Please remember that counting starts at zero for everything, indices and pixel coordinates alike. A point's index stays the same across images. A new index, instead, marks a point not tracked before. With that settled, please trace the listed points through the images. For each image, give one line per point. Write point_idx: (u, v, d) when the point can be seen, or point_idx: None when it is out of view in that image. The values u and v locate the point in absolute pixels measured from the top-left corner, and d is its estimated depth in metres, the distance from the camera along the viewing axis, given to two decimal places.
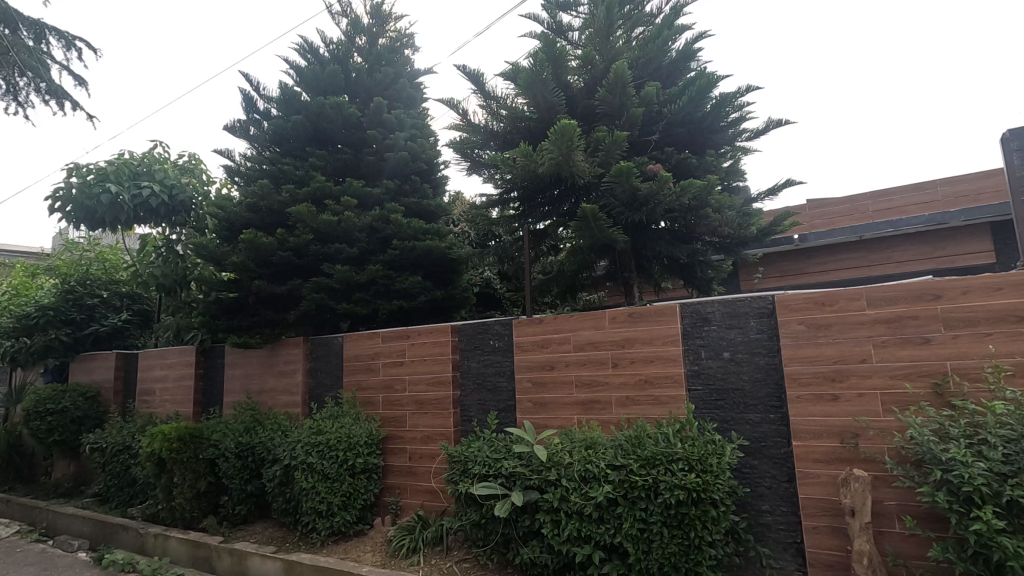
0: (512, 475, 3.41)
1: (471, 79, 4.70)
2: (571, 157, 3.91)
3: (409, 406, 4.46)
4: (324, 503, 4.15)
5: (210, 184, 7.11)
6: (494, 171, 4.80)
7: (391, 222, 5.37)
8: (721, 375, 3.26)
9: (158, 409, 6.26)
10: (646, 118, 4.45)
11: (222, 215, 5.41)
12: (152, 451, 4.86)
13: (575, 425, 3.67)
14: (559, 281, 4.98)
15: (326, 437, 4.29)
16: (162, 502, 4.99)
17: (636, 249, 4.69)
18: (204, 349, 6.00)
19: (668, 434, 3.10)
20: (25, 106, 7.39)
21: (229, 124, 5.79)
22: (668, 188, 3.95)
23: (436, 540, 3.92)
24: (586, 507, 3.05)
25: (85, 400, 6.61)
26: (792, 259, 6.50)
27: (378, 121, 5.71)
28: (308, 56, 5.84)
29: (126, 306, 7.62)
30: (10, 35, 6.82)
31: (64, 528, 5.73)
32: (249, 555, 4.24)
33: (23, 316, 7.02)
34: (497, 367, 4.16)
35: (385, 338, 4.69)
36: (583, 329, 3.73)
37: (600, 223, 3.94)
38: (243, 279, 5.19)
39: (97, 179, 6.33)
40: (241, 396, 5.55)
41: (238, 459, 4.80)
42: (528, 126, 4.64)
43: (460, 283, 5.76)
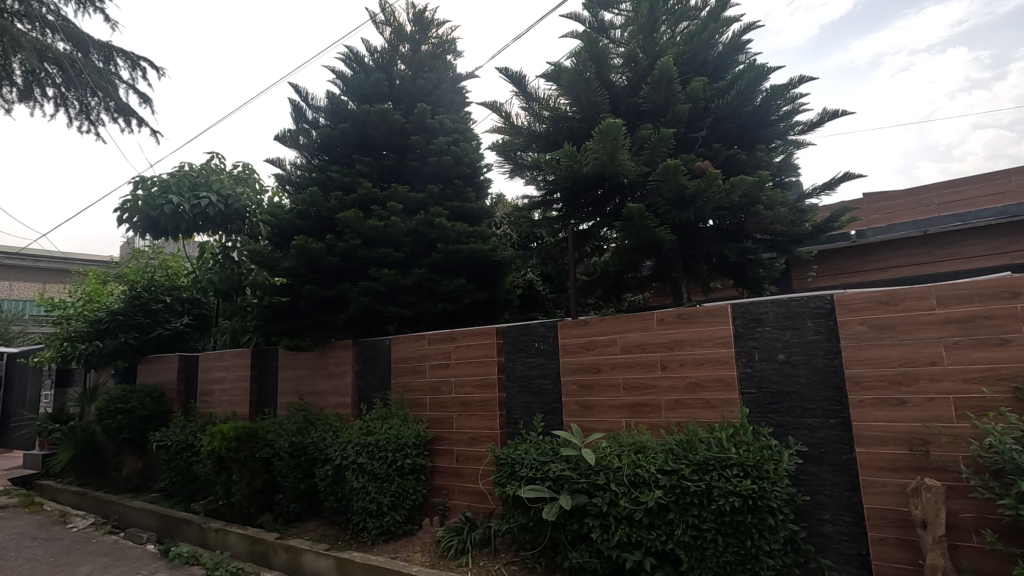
0: (559, 478, 3.39)
1: (513, 80, 4.72)
2: (616, 157, 3.86)
3: (455, 407, 4.49)
4: (374, 502, 4.25)
5: (263, 192, 7.39)
6: (536, 173, 4.78)
7: (435, 226, 5.43)
8: (775, 378, 3.14)
9: (217, 409, 6.53)
10: (692, 113, 4.34)
11: (274, 222, 5.61)
12: (212, 449, 5.08)
13: (623, 428, 3.62)
14: (603, 282, 4.93)
15: (376, 438, 4.38)
16: (222, 498, 5.21)
17: (683, 248, 4.58)
18: (259, 351, 6.24)
19: (721, 438, 3.01)
20: (96, 124, 7.88)
21: (280, 134, 5.99)
22: (717, 185, 3.84)
23: (483, 542, 3.94)
24: (636, 512, 3.00)
25: (151, 399, 6.97)
26: (848, 256, 6.20)
27: (422, 127, 5.84)
28: (353, 65, 5.98)
29: (187, 311, 8.01)
30: (82, 58, 7.32)
31: (133, 521, 6.06)
32: (304, 552, 4.37)
33: (95, 320, 7.48)
34: (542, 369, 4.14)
35: (431, 340, 4.75)
36: (630, 331, 3.67)
37: (647, 223, 3.86)
38: (296, 284, 5.36)
39: (160, 190, 6.69)
40: (294, 397, 5.73)
41: (293, 458, 4.96)
42: (570, 126, 4.61)
43: (504, 285, 5.77)
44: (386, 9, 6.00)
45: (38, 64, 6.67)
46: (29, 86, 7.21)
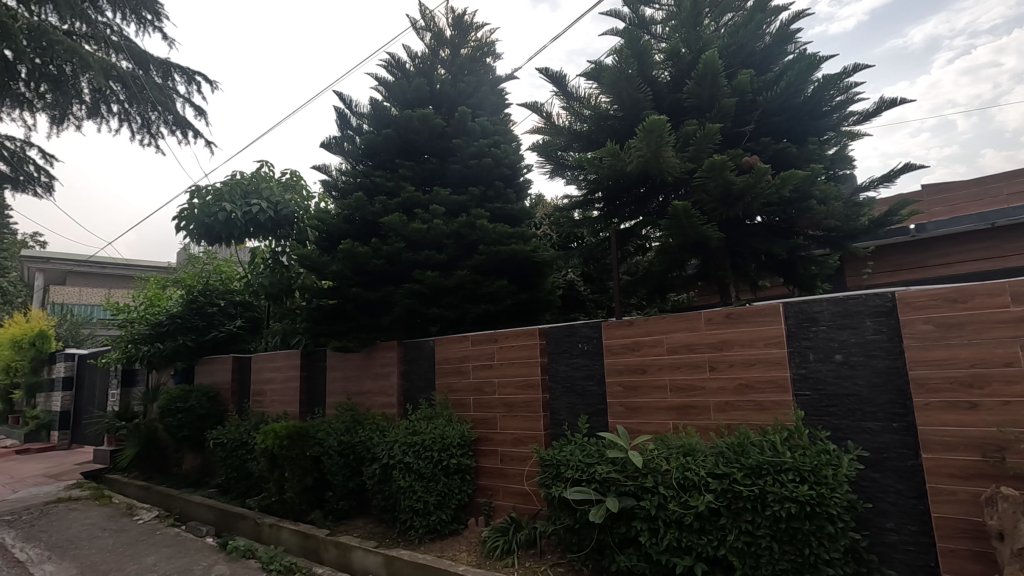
0: (605, 480, 3.35)
1: (553, 80, 4.72)
2: (661, 154, 3.80)
3: (499, 408, 4.51)
4: (421, 501, 4.32)
5: (310, 199, 7.62)
6: (578, 173, 4.76)
7: (477, 228, 5.44)
8: (832, 380, 3.02)
9: (269, 408, 6.77)
10: (739, 108, 4.22)
11: (322, 226, 5.77)
12: (266, 447, 5.27)
13: (670, 430, 3.55)
14: (647, 282, 4.86)
15: (421, 437, 4.45)
16: (275, 495, 5.40)
17: (730, 246, 4.46)
18: (308, 352, 6.43)
19: (775, 441, 2.91)
20: (156, 137, 8.30)
21: (326, 141, 6.17)
22: (766, 180, 3.72)
23: (529, 543, 3.95)
24: (686, 517, 2.94)
25: (207, 399, 7.29)
26: (907, 251, 5.91)
27: (463, 131, 5.90)
28: (395, 71, 6.10)
29: (240, 314, 8.33)
30: (143, 75, 7.76)
31: (193, 515, 6.35)
32: (353, 549, 4.48)
33: (156, 323, 7.88)
34: (587, 370, 4.11)
35: (474, 341, 4.79)
36: (677, 331, 3.59)
37: (693, 220, 3.77)
38: (342, 287, 5.50)
39: (215, 199, 6.99)
40: (341, 397, 5.88)
41: (342, 457, 5.09)
42: (612, 124, 4.57)
43: (545, 286, 5.76)
44: (426, 15, 6.09)
45: (105, 82, 7.10)
46: (96, 103, 7.68)
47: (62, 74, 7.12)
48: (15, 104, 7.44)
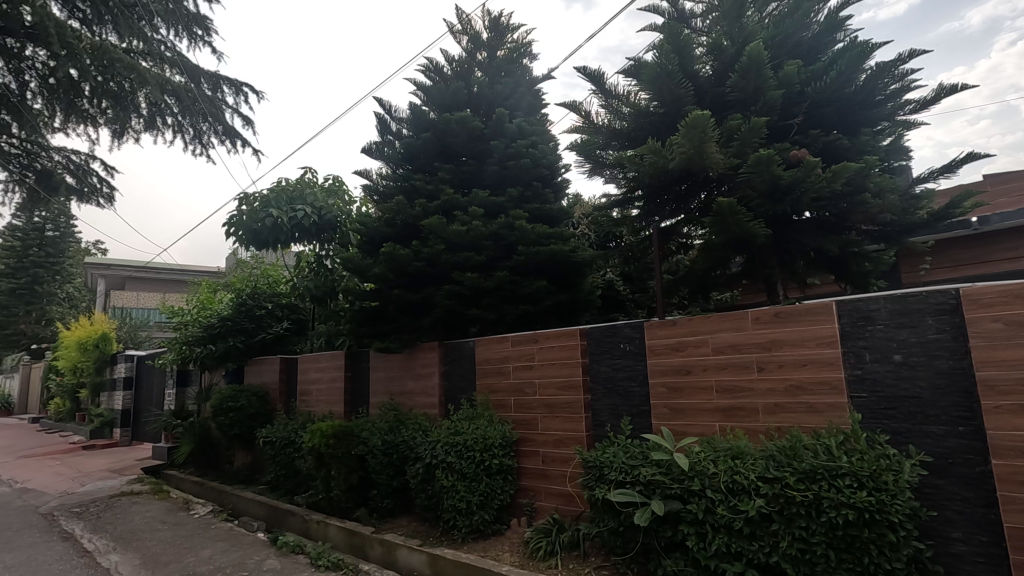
0: (650, 483, 3.30)
1: (591, 79, 4.70)
2: (705, 150, 3.72)
3: (540, 409, 4.50)
4: (464, 501, 4.36)
5: (352, 203, 7.80)
6: (617, 171, 4.71)
7: (515, 229, 5.44)
8: (890, 382, 2.88)
9: (315, 407, 6.95)
10: (786, 100, 4.09)
11: (364, 230, 5.90)
12: (313, 446, 5.41)
13: (717, 432, 3.46)
14: (689, 281, 4.75)
15: (464, 438, 4.49)
16: (322, 492, 5.53)
17: (777, 243, 4.33)
18: (352, 353, 6.58)
19: (830, 445, 2.80)
20: (206, 147, 8.67)
21: (367, 146, 6.30)
22: (816, 174, 3.59)
23: (572, 545, 3.92)
24: (736, 522, 2.87)
25: (257, 399, 7.55)
26: (969, 246, 5.60)
27: (500, 132, 5.92)
28: (433, 76, 6.17)
29: (286, 316, 8.60)
30: (194, 87, 8.13)
31: (245, 510, 6.58)
32: (398, 547, 4.55)
33: (208, 326, 8.21)
34: (629, 371, 4.05)
35: (514, 342, 4.80)
36: (722, 331, 3.50)
37: (739, 217, 3.67)
38: (384, 289, 5.60)
39: (262, 205, 7.23)
40: (384, 397, 5.98)
41: (386, 456, 5.19)
42: (652, 120, 4.50)
43: (585, 286, 5.72)
44: (463, 19, 6.14)
45: (160, 96, 7.45)
46: (152, 116, 8.06)
47: (122, 90, 7.46)
48: (79, 119, 7.94)
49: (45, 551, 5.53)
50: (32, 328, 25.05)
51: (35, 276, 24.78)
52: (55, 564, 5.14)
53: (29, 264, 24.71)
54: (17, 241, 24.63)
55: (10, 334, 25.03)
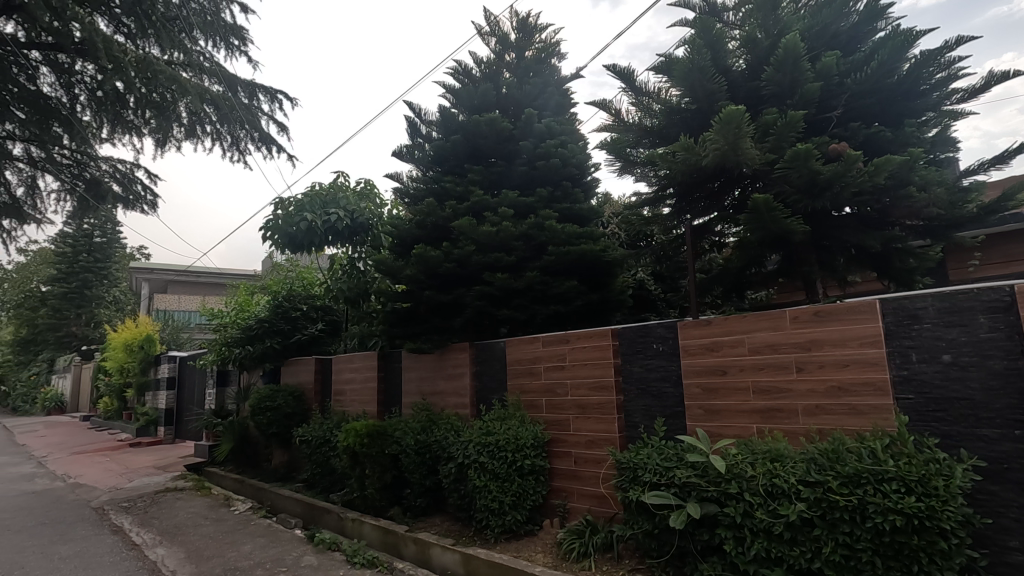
0: (685, 485, 3.24)
1: (621, 77, 4.67)
2: (740, 145, 3.64)
3: (572, 410, 4.48)
4: (496, 501, 4.37)
5: (383, 206, 7.91)
6: (649, 169, 4.65)
7: (545, 229, 5.43)
8: (939, 383, 2.77)
9: (349, 407, 7.07)
10: (824, 93, 3.97)
11: (396, 232, 5.98)
12: (348, 445, 5.51)
13: (755, 434, 3.38)
14: (723, 280, 4.65)
15: (496, 438, 4.50)
16: (357, 491, 5.62)
17: (815, 240, 4.21)
18: (384, 354, 6.68)
19: (875, 448, 2.71)
20: (244, 153, 8.91)
21: (397, 150, 6.39)
22: (857, 168, 3.49)
23: (606, 547, 3.89)
24: (776, 526, 2.80)
25: (293, 398, 7.72)
26: (1020, 240, 5.36)
27: (529, 132, 5.91)
28: (462, 78, 6.22)
29: (321, 318, 8.77)
30: (232, 96, 8.39)
31: (283, 507, 6.74)
32: (431, 546, 4.59)
33: (246, 328, 8.44)
34: (662, 372, 4.00)
35: (545, 342, 4.79)
36: (759, 330, 3.42)
37: (775, 214, 3.59)
38: (416, 290, 5.66)
39: (297, 209, 7.41)
40: (416, 397, 6.04)
41: (419, 456, 5.25)
42: (684, 116, 4.46)
43: (616, 286, 5.67)
44: (491, 20, 6.17)
45: (200, 105, 7.71)
46: (192, 125, 8.34)
47: (165, 101, 7.75)
48: (125, 130, 8.28)
49: (97, 544, 5.78)
50: (82, 330, 26.23)
51: (84, 281, 25.94)
52: (106, 557, 5.36)
53: (78, 270, 25.87)
54: (67, 247, 25.81)
55: (62, 336, 26.26)
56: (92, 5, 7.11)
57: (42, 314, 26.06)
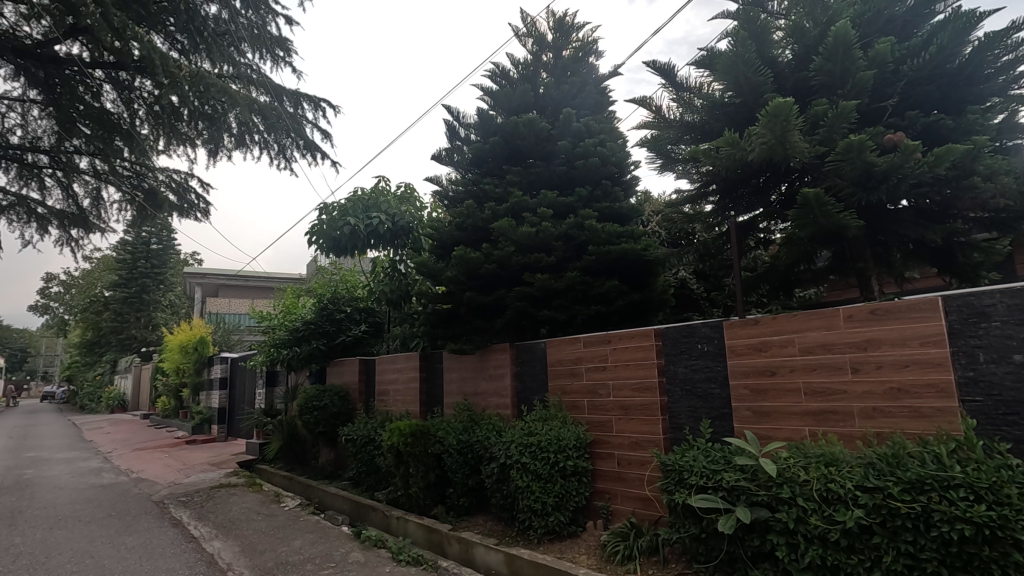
0: (734, 489, 3.16)
1: (661, 73, 4.61)
2: (788, 139, 3.53)
3: (615, 410, 4.43)
4: (539, 502, 4.37)
5: (423, 209, 8.02)
6: (691, 166, 4.55)
7: (585, 229, 5.40)
8: (1010, 384, 2.61)
9: (392, 407, 7.20)
10: (878, 81, 3.81)
11: (437, 235, 6.06)
12: (392, 444, 5.61)
13: (807, 437, 3.26)
14: (771, 278, 4.50)
15: (538, 438, 4.50)
16: (401, 489, 5.72)
17: (870, 234, 4.03)
18: (426, 354, 6.77)
19: (939, 453, 2.57)
20: (290, 160, 9.20)
21: (437, 153, 6.49)
22: (916, 158, 3.32)
23: (651, 550, 3.83)
24: (831, 533, 2.70)
25: (339, 398, 7.92)
26: None
27: (568, 132, 5.87)
28: (500, 80, 6.25)
29: (364, 319, 8.96)
30: (278, 106, 8.68)
31: (330, 505, 6.92)
32: (475, 545, 4.63)
33: (294, 329, 8.71)
34: (708, 372, 3.90)
35: (586, 343, 4.76)
36: (811, 330, 3.30)
37: (827, 209, 3.46)
38: (457, 291, 5.72)
39: (340, 214, 7.62)
40: (458, 397, 6.09)
41: (461, 455, 5.30)
42: (728, 111, 4.31)
43: (658, 285, 5.58)
44: (528, 21, 6.17)
45: (249, 116, 8.00)
46: (242, 134, 8.65)
47: (217, 113, 8.08)
48: (180, 142, 8.67)
49: (159, 536, 6.08)
50: (141, 333, 27.66)
51: (143, 285, 27.35)
52: (167, 548, 5.63)
53: (137, 275, 27.28)
54: (127, 254, 27.26)
55: (124, 339, 27.80)
56: (150, 23, 7.53)
57: (106, 318, 27.63)
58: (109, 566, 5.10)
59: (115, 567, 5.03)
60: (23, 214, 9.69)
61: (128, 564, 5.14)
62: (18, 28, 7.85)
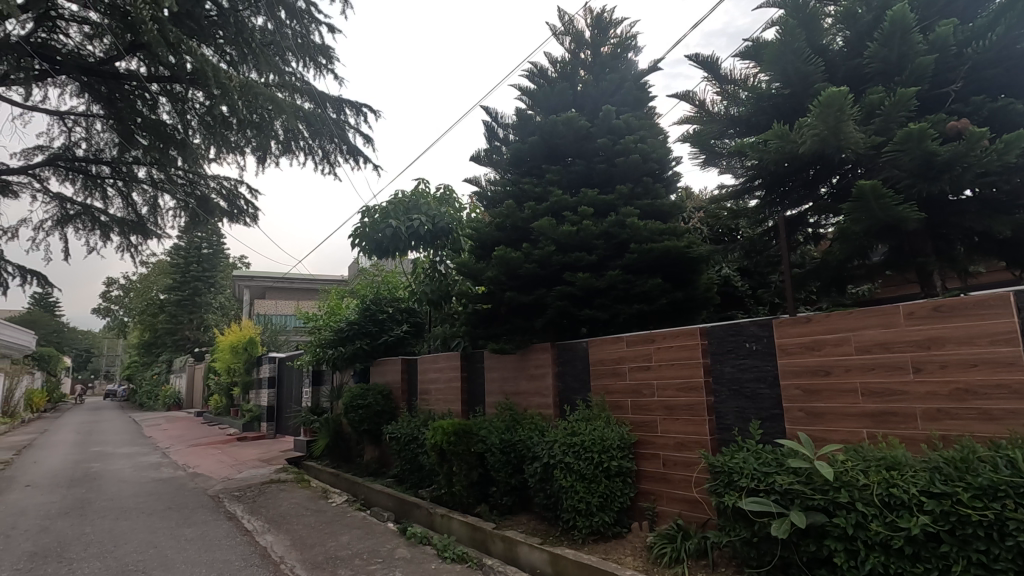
0: (787, 492, 3.06)
1: (703, 66, 4.52)
2: (842, 130, 3.41)
3: (659, 411, 4.35)
4: (583, 502, 4.35)
5: (462, 210, 8.10)
6: (736, 160, 4.44)
7: (627, 226, 5.33)
8: None
9: (434, 406, 7.30)
10: (939, 65, 3.62)
11: (477, 235, 6.11)
12: (435, 443, 5.68)
13: (865, 440, 3.13)
14: (821, 274, 4.33)
15: (581, 438, 4.48)
16: (444, 487, 5.78)
17: (930, 228, 3.84)
18: (467, 354, 6.83)
19: (1014, 458, 2.43)
20: (333, 165, 9.45)
21: (476, 154, 6.54)
22: (983, 145, 3.14)
23: (700, 553, 3.75)
24: (895, 540, 2.58)
25: (382, 397, 8.08)
26: None
27: (607, 130, 5.81)
28: (538, 80, 6.24)
29: (406, 319, 9.12)
30: (322, 112, 8.92)
31: (375, 501, 7.06)
32: (519, 544, 4.64)
33: (338, 329, 8.93)
34: (757, 372, 3.80)
35: (629, 342, 4.70)
36: (868, 328, 3.17)
37: (884, 201, 3.31)
38: (497, 292, 5.74)
39: (382, 216, 7.77)
40: (499, 396, 6.12)
41: (503, 455, 5.33)
42: (776, 103, 4.18)
43: (701, 283, 5.47)
44: (565, 19, 6.15)
45: (294, 122, 8.25)
46: (288, 141, 8.94)
47: (264, 120, 8.38)
48: (230, 151, 9.02)
49: (216, 528, 6.34)
50: (194, 334, 28.92)
51: (195, 289, 28.62)
52: (224, 540, 5.86)
53: (190, 278, 28.58)
54: (180, 259, 28.53)
55: (178, 340, 29.20)
56: (201, 37, 7.85)
57: (162, 320, 29.07)
58: (171, 556, 5.36)
59: (177, 557, 5.29)
60: (89, 223, 10.27)
61: (188, 554, 5.39)
62: (83, 47, 8.34)
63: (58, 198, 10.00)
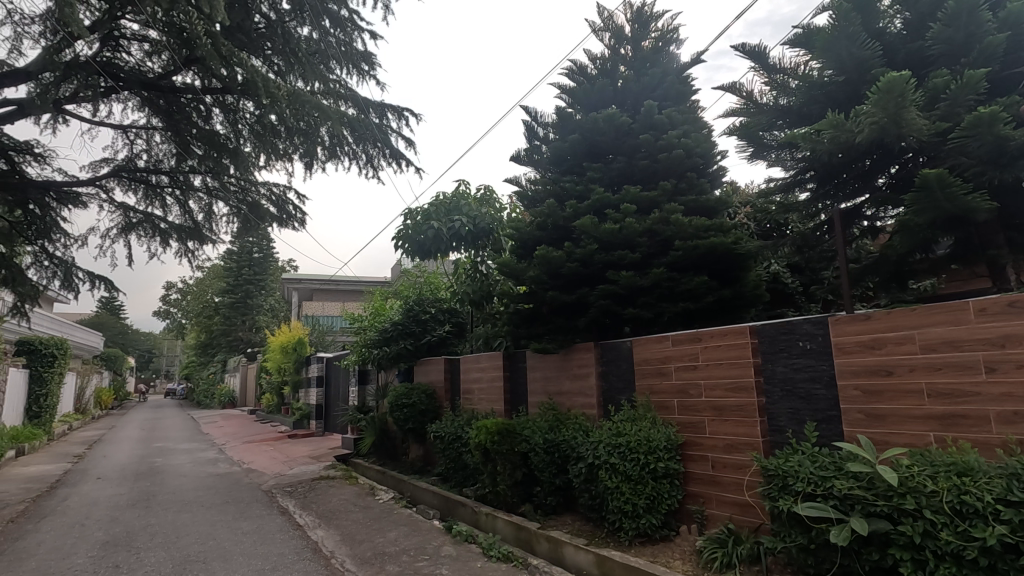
0: (846, 498, 2.93)
1: (750, 56, 4.38)
2: (903, 116, 3.24)
3: (707, 412, 4.24)
4: (630, 504, 4.29)
5: (503, 210, 8.13)
6: (786, 152, 4.28)
7: (671, 223, 5.22)
8: None
9: (477, 405, 7.35)
10: (1011, 44, 3.40)
11: (518, 235, 6.10)
12: (479, 442, 5.72)
13: (932, 444, 2.96)
14: (880, 269, 4.12)
15: (627, 439, 4.42)
16: (488, 486, 5.81)
17: (1001, 218, 3.61)
18: (510, 354, 6.85)
19: None
20: (376, 169, 9.65)
21: (516, 154, 6.53)
22: None
23: (752, 558, 3.64)
24: (968, 551, 2.44)
25: (426, 396, 8.19)
26: None
27: (649, 125, 5.71)
28: (577, 77, 6.19)
29: (448, 319, 9.22)
30: (365, 117, 9.11)
31: (420, 499, 7.17)
32: (564, 544, 4.62)
33: (383, 330, 9.11)
34: (812, 372, 3.65)
35: (674, 342, 4.60)
36: (935, 325, 2.99)
37: (951, 190, 3.13)
38: (539, 291, 5.72)
39: (423, 218, 7.87)
40: (542, 396, 6.11)
41: (547, 454, 5.31)
42: (829, 91, 4.01)
43: (750, 280, 5.31)
44: (604, 15, 6.08)
45: (339, 128, 8.46)
46: (333, 147, 9.19)
47: (310, 127, 8.64)
48: (279, 158, 9.35)
49: (270, 522, 6.57)
50: (247, 334, 30.13)
51: (247, 291, 29.84)
52: (278, 534, 6.07)
53: (242, 281, 29.82)
54: (233, 262, 29.78)
55: (232, 340, 30.46)
56: (251, 49, 8.24)
57: (217, 321, 30.38)
58: (229, 548, 5.58)
59: (234, 549, 5.51)
60: (150, 230, 10.83)
61: (245, 546, 5.61)
62: (143, 64, 8.77)
63: (122, 207, 10.58)
